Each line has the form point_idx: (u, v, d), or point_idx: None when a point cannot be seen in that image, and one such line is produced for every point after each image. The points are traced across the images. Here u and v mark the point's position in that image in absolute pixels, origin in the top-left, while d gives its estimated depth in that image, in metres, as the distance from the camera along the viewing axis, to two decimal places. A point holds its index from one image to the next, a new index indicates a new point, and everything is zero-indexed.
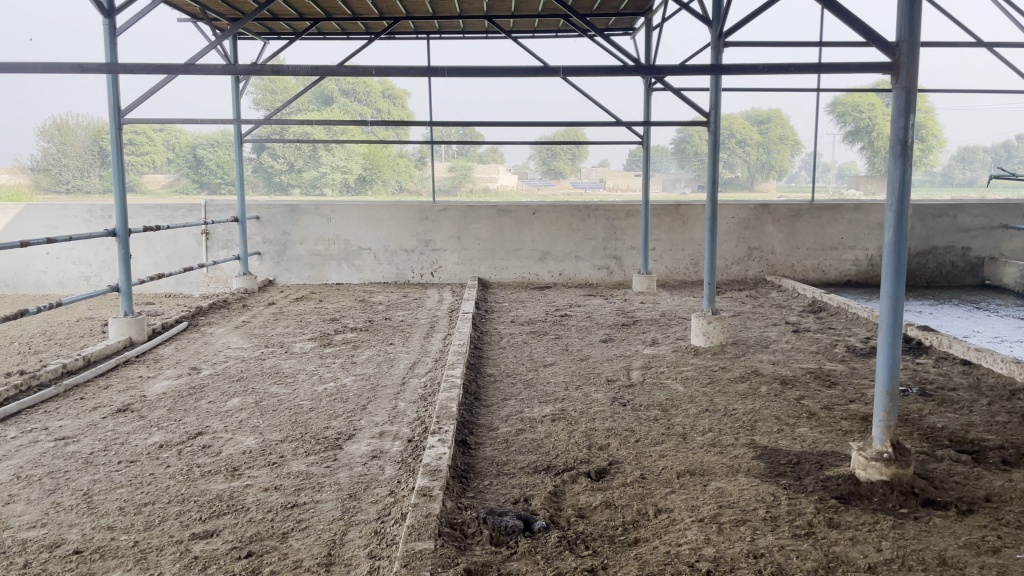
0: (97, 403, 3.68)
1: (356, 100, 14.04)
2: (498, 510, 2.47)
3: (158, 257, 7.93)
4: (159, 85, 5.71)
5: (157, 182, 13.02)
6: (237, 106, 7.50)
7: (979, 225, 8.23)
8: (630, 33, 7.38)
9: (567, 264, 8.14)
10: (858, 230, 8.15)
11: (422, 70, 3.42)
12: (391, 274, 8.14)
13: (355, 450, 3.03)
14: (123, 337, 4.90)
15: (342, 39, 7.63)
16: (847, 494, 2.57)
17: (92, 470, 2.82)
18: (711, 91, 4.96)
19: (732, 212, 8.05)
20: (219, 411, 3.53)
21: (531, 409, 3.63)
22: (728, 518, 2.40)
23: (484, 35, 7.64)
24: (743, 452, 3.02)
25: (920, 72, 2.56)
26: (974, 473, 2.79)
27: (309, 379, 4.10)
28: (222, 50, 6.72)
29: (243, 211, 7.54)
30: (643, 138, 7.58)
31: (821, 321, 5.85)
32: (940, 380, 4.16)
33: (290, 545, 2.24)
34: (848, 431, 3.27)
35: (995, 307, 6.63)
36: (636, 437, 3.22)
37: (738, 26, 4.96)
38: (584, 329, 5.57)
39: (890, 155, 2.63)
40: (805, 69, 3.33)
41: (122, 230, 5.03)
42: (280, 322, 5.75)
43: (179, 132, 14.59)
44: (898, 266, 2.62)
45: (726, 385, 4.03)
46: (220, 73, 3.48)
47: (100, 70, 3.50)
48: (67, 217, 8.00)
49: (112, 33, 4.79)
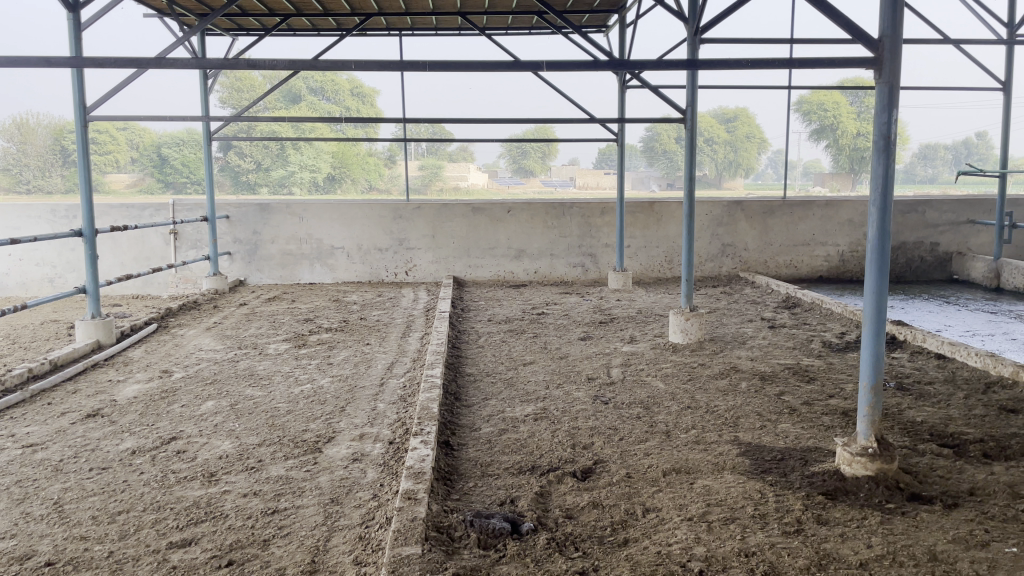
0: (65, 409, 3.56)
1: (325, 98, 13.86)
2: (485, 512, 2.43)
3: (125, 258, 7.76)
4: (125, 81, 5.56)
5: (120, 182, 12.68)
6: (205, 104, 7.33)
7: (947, 221, 8.35)
8: (604, 30, 7.36)
9: (542, 262, 8.11)
10: (830, 227, 8.23)
11: (401, 64, 3.36)
12: (364, 274, 8.05)
13: (335, 453, 2.97)
14: (90, 340, 4.78)
15: (314, 35, 7.54)
16: (834, 490, 2.56)
17: (62, 478, 2.72)
18: (687, 88, 4.94)
19: (706, 208, 8.08)
20: (194, 415, 3.44)
21: (512, 408, 3.59)
22: (717, 516, 2.38)
23: (457, 32, 7.58)
24: (727, 449, 3.01)
25: (902, 68, 2.57)
26: (956, 467, 2.80)
27: (285, 381, 4.02)
28: (189, 46, 6.59)
29: (212, 210, 7.39)
30: (617, 136, 7.57)
31: (796, 316, 5.88)
32: (917, 375, 4.20)
33: (272, 553, 2.18)
34: (830, 427, 3.27)
35: (964, 302, 6.73)
36: (620, 435, 3.19)
37: (715, 23, 4.96)
38: (562, 327, 5.54)
39: (873, 151, 2.63)
40: (787, 64, 3.31)
41: (89, 229, 4.89)
42: (252, 323, 5.65)
43: (143, 130, 14.22)
44: (882, 260, 2.61)
45: (707, 382, 4.03)
46: (193, 68, 3.38)
47: (67, 63, 3.38)
48: (29, 217, 7.80)
49: (77, 27, 4.66)
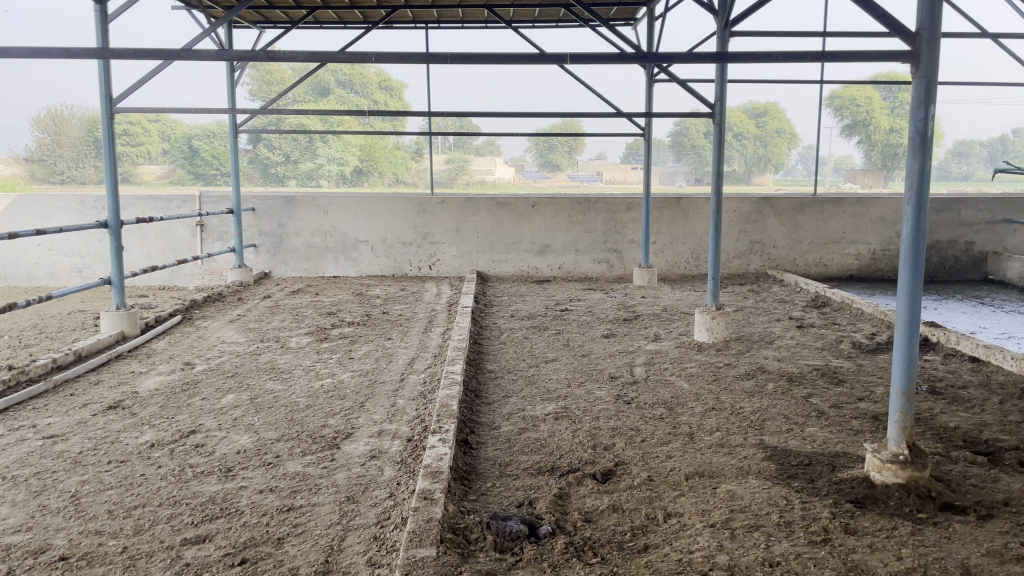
0: (87, 400, 3.58)
1: (353, 92, 13.95)
2: (502, 514, 2.38)
3: (151, 250, 7.82)
4: (151, 73, 5.58)
5: (152, 173, 13.03)
6: (232, 96, 7.34)
7: (982, 219, 8.15)
8: (633, 23, 7.27)
9: (566, 257, 8.04)
10: (861, 225, 8.07)
11: (424, 56, 3.31)
12: (388, 267, 8.03)
13: (353, 450, 2.94)
14: (115, 331, 4.80)
15: (340, 28, 7.53)
16: (862, 498, 2.48)
17: (80, 471, 2.72)
18: (716, 82, 4.84)
19: (734, 205, 7.96)
20: (214, 408, 3.44)
21: (533, 407, 3.54)
22: (740, 523, 2.32)
23: (483, 25, 7.53)
24: (752, 453, 2.93)
25: (940, 61, 2.48)
26: (991, 475, 2.71)
27: (305, 375, 4.01)
28: (216, 38, 6.61)
29: (238, 202, 7.41)
30: (645, 130, 7.47)
31: (825, 316, 5.76)
32: (949, 378, 4.08)
33: (285, 552, 2.15)
34: (860, 431, 3.19)
35: (999, 303, 6.57)
36: (642, 437, 3.13)
37: (745, 15, 4.85)
38: (585, 324, 5.48)
39: (909, 148, 2.54)
40: (819, 56, 3.21)
41: (114, 221, 4.90)
42: (275, 316, 5.65)
43: (176, 123, 14.42)
44: (917, 261, 2.52)
45: (732, 383, 3.95)
46: (215, 59, 3.36)
47: (88, 55, 3.37)
48: (59, 208, 7.89)
49: (103, 19, 4.67)
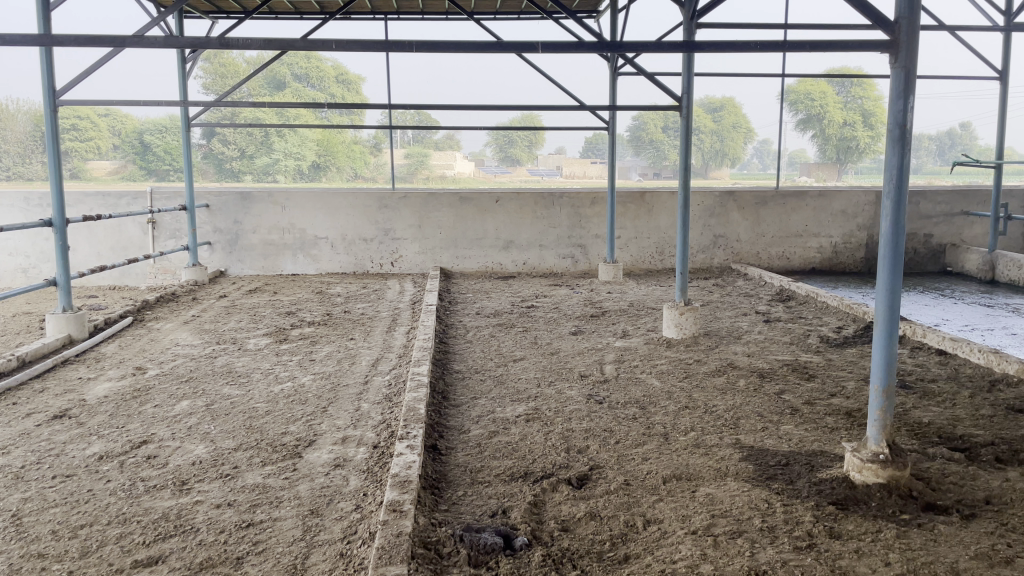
0: (31, 409, 3.37)
1: (310, 85, 13.64)
2: (475, 526, 2.27)
3: (101, 248, 7.54)
4: (97, 63, 5.31)
5: (101, 169, 12.44)
6: (183, 89, 7.07)
7: (940, 212, 8.25)
8: (595, 15, 7.20)
9: (530, 253, 7.95)
10: (823, 218, 8.12)
11: (384, 44, 3.16)
12: (348, 264, 7.86)
13: (316, 459, 2.80)
14: (61, 335, 4.58)
15: (295, 19, 7.35)
16: (843, 499, 2.42)
17: (22, 488, 2.54)
18: (683, 75, 4.76)
19: (698, 199, 7.94)
20: (167, 416, 3.26)
21: (503, 409, 3.43)
22: (723, 529, 2.24)
23: (444, 16, 7.41)
24: (729, 453, 2.87)
25: (918, 52, 2.42)
26: (970, 472, 2.67)
27: (264, 379, 3.84)
28: (166, 27, 6.37)
29: (191, 199, 7.15)
30: (608, 123, 7.39)
31: (791, 310, 5.76)
32: (919, 372, 4.07)
33: (245, 573, 2.01)
34: (835, 428, 3.14)
35: (960, 295, 6.64)
36: (616, 438, 3.04)
37: (712, 6, 4.79)
38: (552, 321, 5.39)
39: (887, 140, 2.49)
40: (791, 47, 3.13)
41: (59, 219, 4.65)
42: (231, 316, 5.45)
43: (126, 117, 13.79)
44: (895, 258, 2.47)
45: (704, 380, 3.88)
46: (162, 46, 3.17)
47: (24, 42, 3.16)
48: (1, 205, 7.55)
49: (44, 6, 4.43)
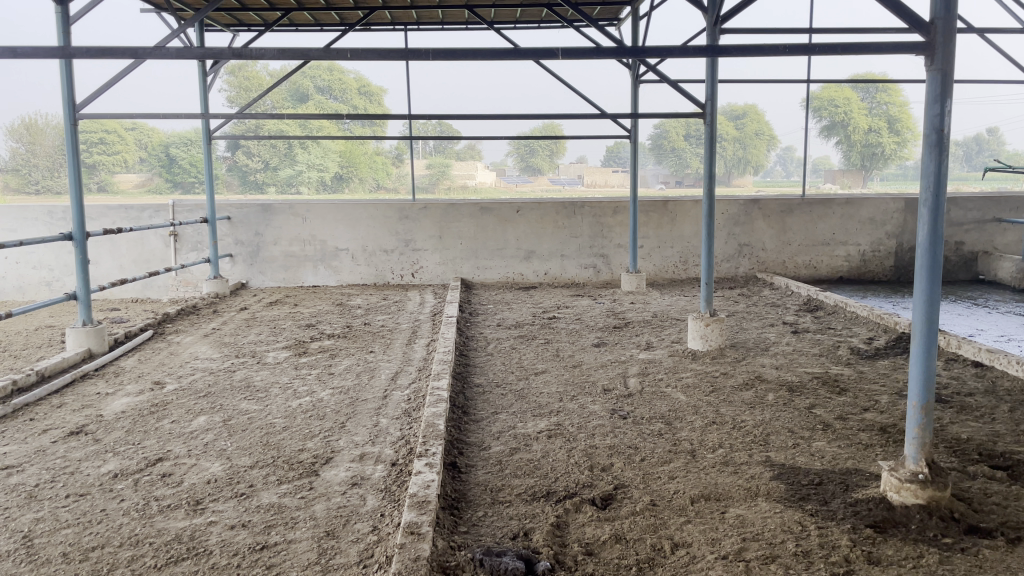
0: (48, 425, 3.34)
1: (333, 97, 13.69)
2: (496, 549, 2.18)
3: (124, 261, 7.57)
4: (118, 77, 5.32)
5: (129, 182, 12.45)
6: (204, 101, 7.07)
7: (971, 219, 8.07)
8: (617, 23, 7.12)
9: (552, 263, 7.88)
10: (851, 225, 7.96)
11: (401, 53, 3.10)
12: (369, 276, 7.82)
13: (333, 477, 2.74)
14: (81, 349, 4.57)
15: (316, 31, 7.35)
16: (882, 522, 2.31)
17: (35, 507, 2.50)
18: (706, 81, 4.66)
19: (722, 207, 7.82)
20: (183, 432, 3.22)
21: (524, 424, 3.35)
22: (754, 554, 2.14)
23: (464, 26, 7.37)
24: (759, 472, 2.76)
25: (955, 54, 2.33)
26: (1014, 492, 2.54)
27: (282, 394, 3.78)
28: (187, 40, 6.37)
29: (212, 211, 7.14)
30: (630, 132, 7.30)
31: (819, 320, 5.62)
32: (955, 385, 3.93)
33: None
34: (870, 445, 3.03)
35: (994, 304, 6.46)
36: (640, 456, 2.95)
37: (736, 12, 4.69)
38: (574, 332, 5.30)
39: (924, 146, 2.38)
40: (822, 50, 3.03)
41: (79, 233, 4.64)
42: (251, 329, 5.41)
43: (152, 130, 13.94)
44: (934, 268, 2.36)
45: (731, 394, 3.77)
46: (179, 57, 3.13)
47: (39, 54, 3.13)
48: (25, 219, 7.61)
49: (65, 19, 4.44)
